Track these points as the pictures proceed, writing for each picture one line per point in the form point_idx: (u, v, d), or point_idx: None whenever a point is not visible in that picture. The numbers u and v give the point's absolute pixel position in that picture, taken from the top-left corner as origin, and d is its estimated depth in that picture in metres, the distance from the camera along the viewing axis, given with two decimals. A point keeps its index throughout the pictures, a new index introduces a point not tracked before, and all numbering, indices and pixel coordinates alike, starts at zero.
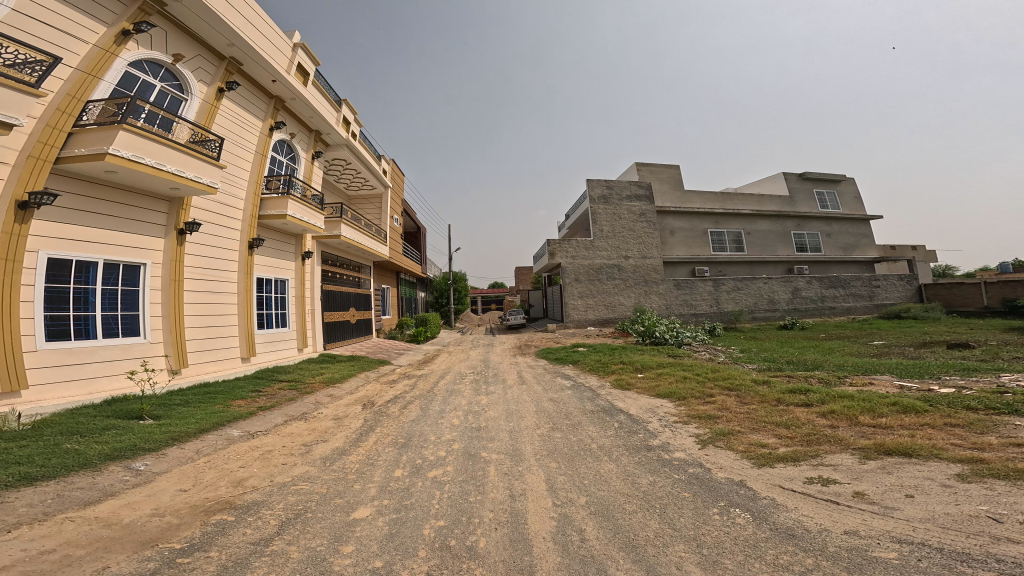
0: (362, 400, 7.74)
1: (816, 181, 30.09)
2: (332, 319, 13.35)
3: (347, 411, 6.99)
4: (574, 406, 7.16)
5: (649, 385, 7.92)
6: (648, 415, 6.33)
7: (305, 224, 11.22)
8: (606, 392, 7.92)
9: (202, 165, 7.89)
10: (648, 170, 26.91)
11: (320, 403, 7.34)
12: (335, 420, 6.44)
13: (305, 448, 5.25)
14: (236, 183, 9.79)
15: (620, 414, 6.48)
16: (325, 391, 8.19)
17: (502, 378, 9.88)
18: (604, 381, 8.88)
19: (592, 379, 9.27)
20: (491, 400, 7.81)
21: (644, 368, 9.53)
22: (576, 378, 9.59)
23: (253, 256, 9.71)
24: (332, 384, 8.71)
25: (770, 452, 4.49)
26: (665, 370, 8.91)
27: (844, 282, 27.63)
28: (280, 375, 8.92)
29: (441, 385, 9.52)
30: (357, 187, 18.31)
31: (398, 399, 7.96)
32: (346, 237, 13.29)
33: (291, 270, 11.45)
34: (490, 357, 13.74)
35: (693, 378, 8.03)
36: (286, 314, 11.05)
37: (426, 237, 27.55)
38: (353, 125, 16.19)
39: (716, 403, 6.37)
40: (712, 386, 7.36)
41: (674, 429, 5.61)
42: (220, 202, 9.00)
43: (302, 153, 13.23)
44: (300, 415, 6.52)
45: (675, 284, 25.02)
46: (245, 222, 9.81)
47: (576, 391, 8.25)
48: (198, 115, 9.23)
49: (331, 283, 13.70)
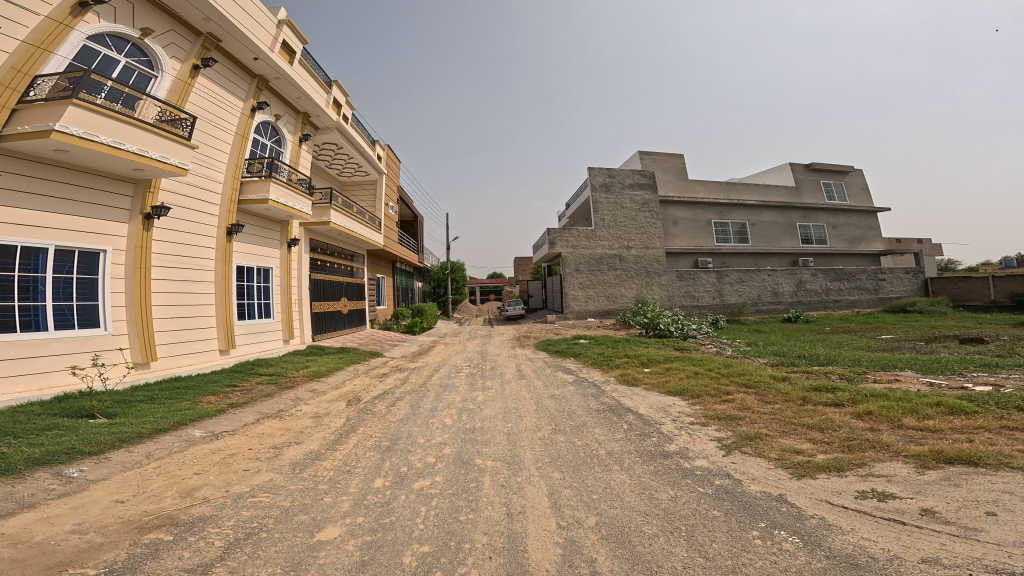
0: (347, 396, 7.13)
1: (823, 172, 29.36)
2: (322, 309, 12.70)
3: (329, 409, 6.38)
4: (578, 404, 6.57)
5: (658, 381, 7.34)
6: (660, 415, 5.74)
7: (289, 210, 10.49)
8: (612, 388, 7.34)
9: (169, 145, 7.15)
10: (651, 159, 26.10)
11: (300, 399, 6.73)
12: (314, 419, 5.84)
13: (275, 452, 4.65)
14: (213, 165, 9.04)
15: (630, 414, 5.90)
16: (307, 386, 7.58)
17: (500, 373, 9.29)
18: (608, 376, 8.31)
19: (596, 374, 8.69)
20: (487, 397, 7.22)
21: (651, 362, 8.96)
22: (579, 372, 9.02)
23: (231, 242, 8.99)
24: (316, 379, 8.10)
25: (808, 461, 3.91)
26: (674, 365, 8.34)
27: (849, 275, 27.10)
28: (261, 368, 8.30)
29: (435, 379, 8.93)
30: (350, 173, 17.50)
31: (386, 395, 7.36)
32: (335, 223, 12.57)
33: (275, 258, 10.75)
34: (488, 350, 13.16)
35: (705, 373, 7.47)
36: (270, 305, 10.40)
37: (423, 226, 26.78)
38: (345, 108, 15.30)
39: (735, 402, 5.80)
40: (727, 382, 6.80)
41: (692, 432, 5.03)
42: (192, 185, 8.26)
43: (288, 136, 12.44)
44: (275, 413, 5.91)
45: (678, 276, 24.42)
46: (223, 207, 9.08)
47: (580, 387, 7.67)
48: (169, 93, 8.43)
49: (321, 272, 13.01)
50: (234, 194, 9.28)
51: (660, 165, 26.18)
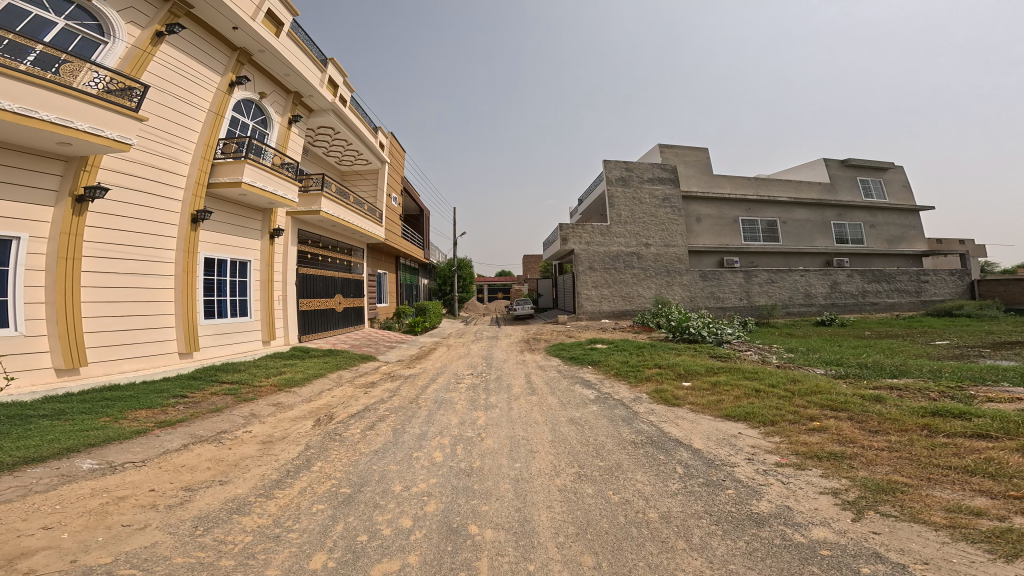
0: (317, 414, 5.86)
1: (860, 167, 27.25)
2: (312, 307, 11.43)
3: (288, 431, 5.15)
4: (607, 434, 5.15)
5: (709, 401, 5.86)
6: (725, 451, 4.30)
7: (270, 196, 9.19)
8: (648, 410, 5.87)
9: (107, 115, 6.00)
10: (673, 152, 24.29)
11: (256, 417, 5.51)
12: (260, 447, 4.63)
13: (183, 497, 3.52)
14: (176, 144, 7.87)
15: (682, 450, 4.44)
16: (273, 398, 6.33)
17: (507, 385, 7.88)
18: (641, 392, 6.84)
19: (625, 388, 7.22)
20: (489, 420, 5.82)
21: (690, 374, 7.46)
22: (603, 385, 7.57)
23: (197, 231, 7.76)
24: (287, 389, 6.80)
25: (1007, 530, 2.53)
26: (723, 378, 6.84)
27: (888, 277, 25.05)
28: (226, 375, 7.09)
29: (429, 390, 7.60)
30: (349, 161, 16.28)
31: (365, 412, 6.07)
32: (327, 213, 11.25)
33: (255, 250, 9.51)
34: (494, 354, 11.80)
35: (768, 391, 5.95)
36: (246, 301, 9.16)
37: (429, 220, 25.49)
38: (343, 89, 13.96)
39: (830, 433, 4.31)
40: (802, 404, 5.29)
41: (785, 479, 3.57)
42: (145, 166, 7.10)
43: (275, 117, 11.19)
44: (212, 437, 4.72)
45: (701, 275, 22.68)
46: (189, 191, 7.86)
47: (607, 407, 6.22)
48: (121, 61, 7.18)
49: (312, 266, 11.70)
50: (204, 178, 8.09)
51: (683, 158, 24.41)
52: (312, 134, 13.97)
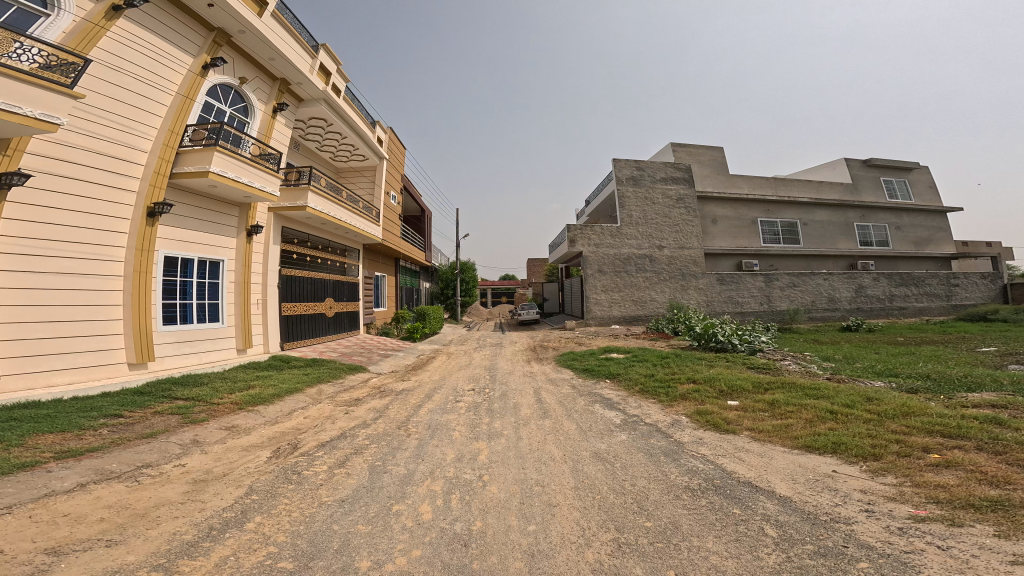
0: (278, 444, 4.76)
1: (883, 167, 26.06)
2: (298, 312, 10.38)
3: (232, 468, 4.08)
4: (647, 475, 4.01)
5: (774, 426, 4.76)
6: (829, 497, 3.23)
7: (244, 188, 8.16)
8: (694, 439, 4.70)
9: (26, 89, 5.10)
10: (686, 151, 23.17)
11: (197, 446, 4.46)
12: (185, 491, 3.57)
13: (42, 566, 2.47)
14: (132, 129, 6.88)
15: (763, 499, 3.30)
16: (228, 420, 5.26)
17: (514, 404, 6.74)
18: (680, 413, 5.66)
19: (658, 408, 6.05)
20: (494, 455, 4.68)
21: (736, 392, 6.28)
22: (630, 404, 6.41)
23: (153, 226, 6.78)
24: (249, 408, 5.74)
25: None
26: (781, 397, 5.66)
27: (916, 280, 23.70)
28: (179, 390, 6.06)
29: (422, 410, 6.48)
30: (345, 156, 15.27)
31: (337, 442, 4.98)
32: (314, 209, 10.17)
33: (229, 249, 8.47)
34: (499, 364, 10.65)
35: (846, 413, 4.81)
36: (217, 306, 8.11)
37: (430, 221, 24.45)
38: (338, 79, 12.90)
39: (972, 472, 3.26)
40: (901, 430, 4.22)
41: (937, 539, 2.54)
42: (88, 153, 6.16)
43: (258, 105, 10.15)
44: (124, 475, 3.70)
45: (718, 278, 21.41)
46: (146, 182, 6.87)
47: (640, 435, 5.04)
48: (64, 37, 6.16)
49: (299, 268, 10.63)
50: (166, 167, 7.07)
51: (697, 157, 23.26)
52: (303, 127, 12.99)
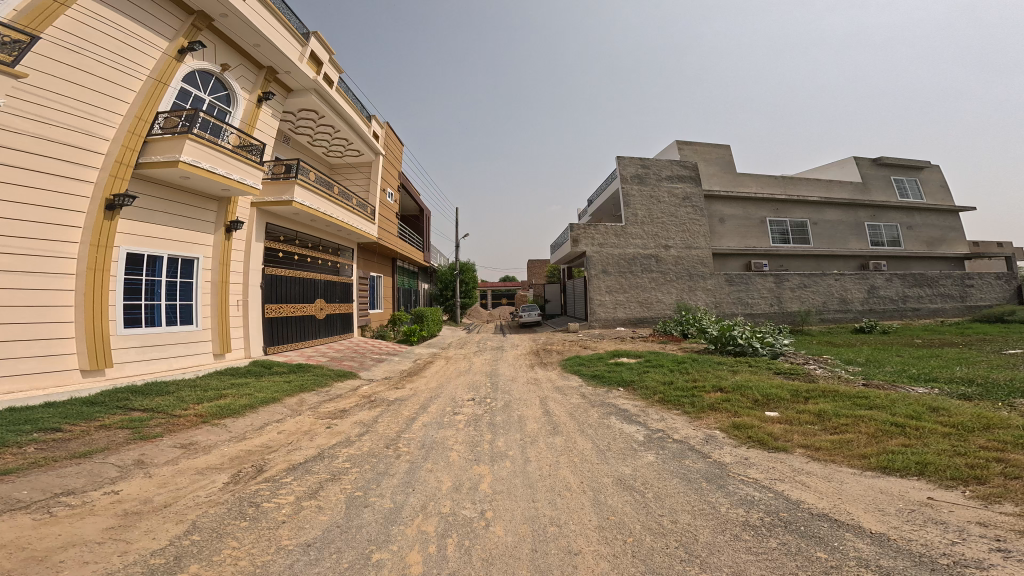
0: (241, 468, 4.05)
1: (894, 166, 25.48)
2: (285, 314, 9.64)
3: (177, 497, 3.37)
4: (689, 505, 3.34)
5: (835, 442, 4.13)
6: (937, 534, 2.62)
7: (222, 180, 7.44)
8: (739, 460, 4.04)
9: None
10: (692, 148, 22.52)
11: (140, 469, 3.76)
12: (109, 528, 2.86)
13: None
14: (92, 114, 6.20)
15: (856, 538, 2.68)
16: (185, 437, 4.55)
17: (519, 416, 6.02)
18: (713, 428, 4.96)
19: (685, 422, 5.32)
20: (498, 484, 4.00)
21: (773, 403, 5.58)
22: (654, 416, 5.70)
23: (112, 221, 6.09)
24: (214, 422, 5.02)
25: None
26: (829, 409, 5.00)
27: (930, 280, 23.04)
28: (136, 400, 5.37)
29: (416, 425, 5.73)
30: (338, 151, 14.52)
31: (311, 464, 4.24)
32: (301, 205, 9.43)
33: (205, 246, 7.75)
34: (500, 370, 9.89)
35: (918, 426, 4.19)
36: (191, 307, 7.38)
37: (429, 221, 23.71)
38: (331, 70, 12.14)
39: None
40: (992, 447, 3.58)
41: None
42: (35, 140, 5.51)
43: (241, 93, 9.40)
44: (35, 505, 2.98)
45: (727, 279, 20.69)
46: (106, 172, 6.18)
47: (670, 456, 4.31)
48: (17, 13, 5.51)
49: (286, 267, 9.89)
50: (130, 156, 6.42)
51: (703, 155, 22.59)
52: (293, 120, 12.27)
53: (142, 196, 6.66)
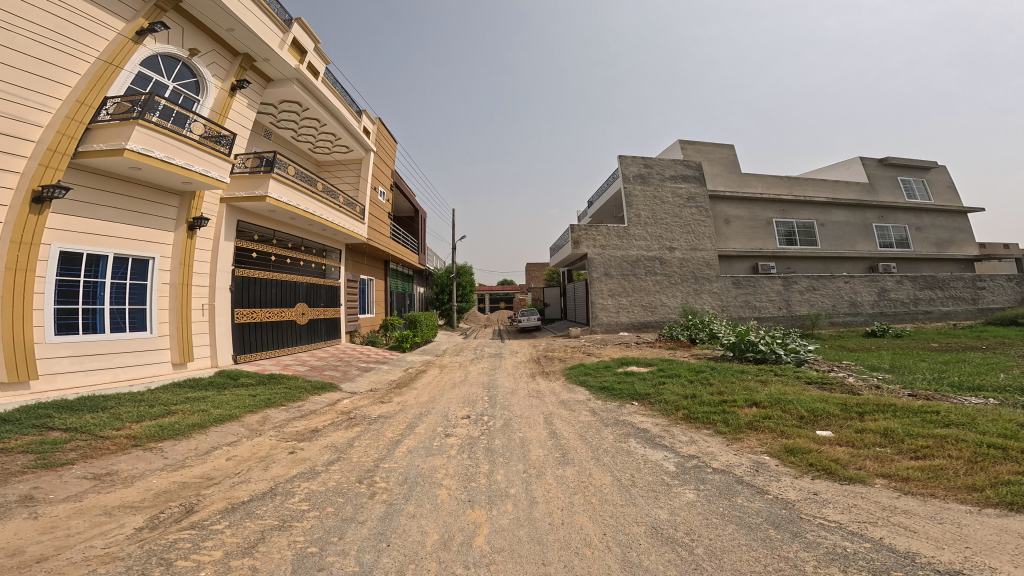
0: (161, 507, 3.25)
1: (901, 167, 24.93)
2: (259, 319, 8.76)
3: (58, 548, 2.66)
4: (750, 560, 2.56)
5: (927, 471, 3.39)
6: None
7: (180, 171, 6.61)
8: (807, 497, 3.32)
9: None
10: (696, 148, 21.84)
11: (26, 508, 3.02)
12: None
13: None
14: (21, 98, 5.37)
15: None
16: (103, 466, 3.77)
17: (521, 439, 5.17)
18: (761, 453, 4.24)
19: (722, 444, 4.61)
20: (500, 537, 3.09)
21: (823, 419, 4.89)
22: (685, 435, 4.99)
23: (39, 217, 5.22)
24: (148, 447, 4.22)
25: None
26: (896, 427, 4.32)
27: (941, 282, 22.35)
28: (60, 417, 4.64)
29: (398, 450, 4.85)
30: (325, 146, 13.64)
31: (256, 504, 3.39)
32: (276, 201, 8.55)
33: (163, 246, 6.88)
34: (499, 380, 9.03)
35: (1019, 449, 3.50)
36: (144, 312, 6.49)
37: (424, 222, 22.83)
38: (317, 60, 11.23)
39: None
40: None
41: None
42: None
43: (212, 80, 8.53)
44: None
45: (734, 282, 19.91)
46: (33, 162, 5.34)
47: (716, 492, 3.54)
48: None
49: (261, 268, 9.00)
50: (68, 144, 5.61)
51: (707, 155, 21.92)
52: (274, 112, 11.39)
53: (82, 191, 5.82)
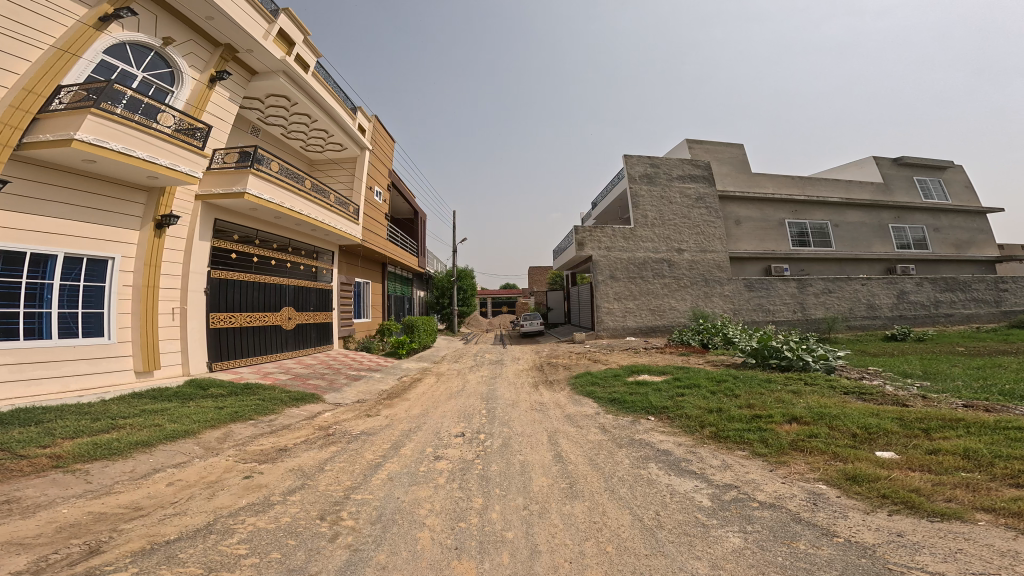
0: (57, 549, 2.58)
1: (917, 166, 24.10)
2: (238, 324, 8.14)
3: None
4: None
5: None
6: None
7: (141, 164, 6.08)
8: (891, 540, 2.66)
9: None
10: (703, 147, 21.14)
11: None
12: None
13: None
14: None
15: None
16: (8, 493, 3.12)
17: (519, 463, 4.47)
18: (815, 481, 3.54)
19: (765, 470, 3.88)
20: None
21: (881, 438, 4.20)
22: (717, 458, 4.27)
23: None
24: (72, 470, 3.56)
25: None
26: (979, 447, 3.70)
27: (963, 285, 21.40)
28: None
29: (374, 475, 4.17)
30: (317, 144, 13.06)
31: (182, 545, 2.73)
32: (256, 198, 7.93)
33: (126, 245, 6.33)
34: (499, 391, 8.30)
35: None
36: (101, 316, 5.94)
37: (423, 224, 22.20)
38: (307, 53, 10.64)
39: None
40: None
41: None
42: None
43: (188, 71, 7.97)
44: None
45: (746, 285, 19.09)
46: None
47: (771, 536, 2.84)
48: None
49: (241, 270, 8.37)
50: (10, 135, 5.10)
51: (715, 154, 21.21)
52: (261, 108, 10.83)
53: (30, 186, 5.34)
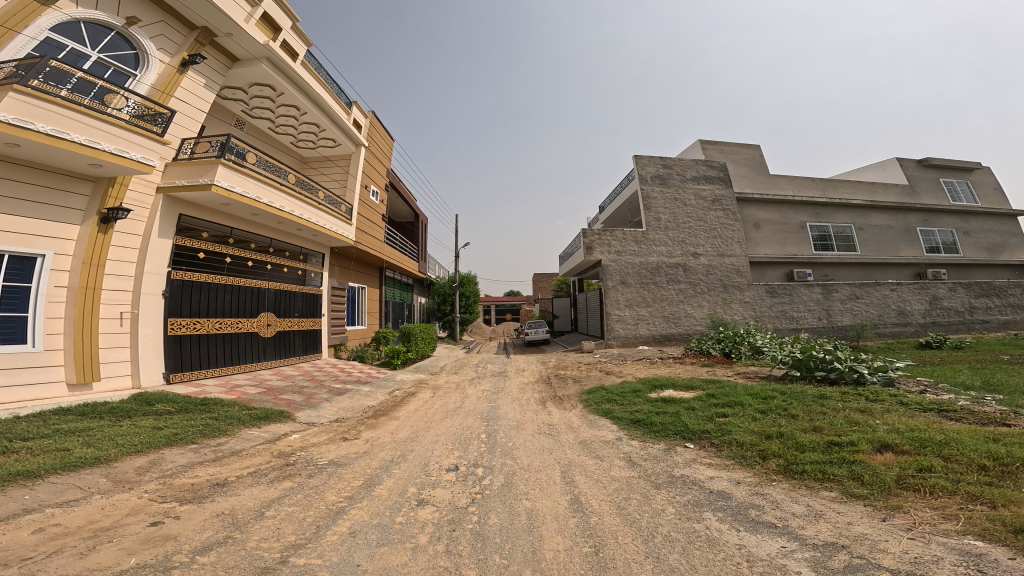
0: None
1: (943, 167, 22.89)
2: (205, 330, 7.18)
3: None
4: None
5: None
6: None
7: (81, 150, 5.21)
8: None
9: None
10: (718, 148, 20.14)
11: None
12: None
13: None
14: None
15: None
16: None
17: (529, 511, 3.37)
18: (967, 538, 2.43)
19: (874, 520, 2.77)
20: None
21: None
22: (799, 503, 3.14)
23: None
24: None
25: None
26: None
27: (999, 290, 19.99)
28: None
29: (328, 526, 3.11)
30: (308, 139, 12.20)
31: None
32: (227, 189, 7.00)
33: (60, 243, 5.45)
34: (501, 409, 7.17)
35: None
36: (26, 320, 5.10)
37: (423, 228, 21.30)
38: (295, 41, 9.85)
39: None
40: None
41: None
42: None
43: (155, 53, 7.15)
44: None
45: (767, 290, 17.90)
46: None
47: None
48: None
49: (209, 270, 7.43)
50: None
51: (730, 155, 20.19)
52: (245, 98, 10.00)
53: None
